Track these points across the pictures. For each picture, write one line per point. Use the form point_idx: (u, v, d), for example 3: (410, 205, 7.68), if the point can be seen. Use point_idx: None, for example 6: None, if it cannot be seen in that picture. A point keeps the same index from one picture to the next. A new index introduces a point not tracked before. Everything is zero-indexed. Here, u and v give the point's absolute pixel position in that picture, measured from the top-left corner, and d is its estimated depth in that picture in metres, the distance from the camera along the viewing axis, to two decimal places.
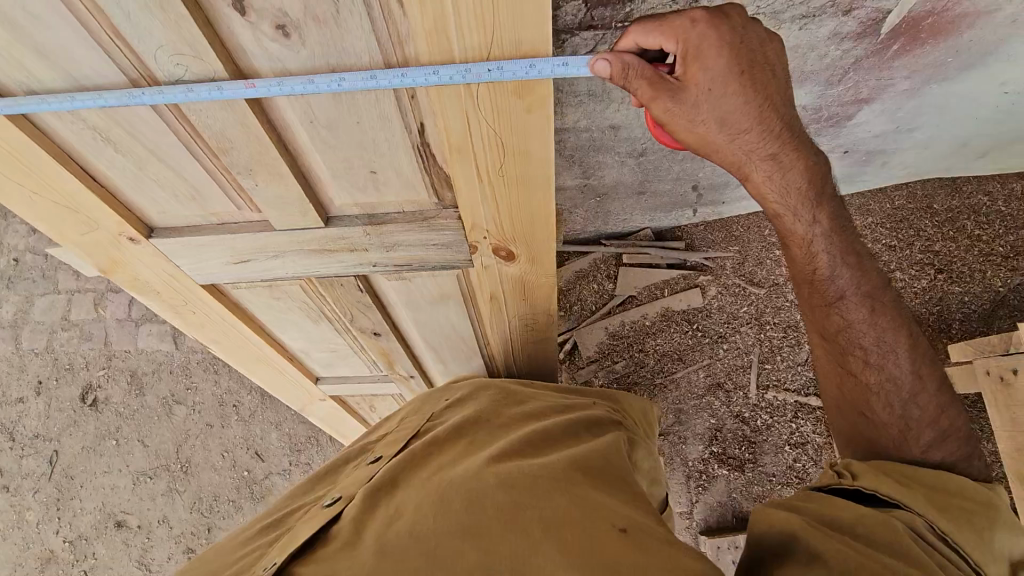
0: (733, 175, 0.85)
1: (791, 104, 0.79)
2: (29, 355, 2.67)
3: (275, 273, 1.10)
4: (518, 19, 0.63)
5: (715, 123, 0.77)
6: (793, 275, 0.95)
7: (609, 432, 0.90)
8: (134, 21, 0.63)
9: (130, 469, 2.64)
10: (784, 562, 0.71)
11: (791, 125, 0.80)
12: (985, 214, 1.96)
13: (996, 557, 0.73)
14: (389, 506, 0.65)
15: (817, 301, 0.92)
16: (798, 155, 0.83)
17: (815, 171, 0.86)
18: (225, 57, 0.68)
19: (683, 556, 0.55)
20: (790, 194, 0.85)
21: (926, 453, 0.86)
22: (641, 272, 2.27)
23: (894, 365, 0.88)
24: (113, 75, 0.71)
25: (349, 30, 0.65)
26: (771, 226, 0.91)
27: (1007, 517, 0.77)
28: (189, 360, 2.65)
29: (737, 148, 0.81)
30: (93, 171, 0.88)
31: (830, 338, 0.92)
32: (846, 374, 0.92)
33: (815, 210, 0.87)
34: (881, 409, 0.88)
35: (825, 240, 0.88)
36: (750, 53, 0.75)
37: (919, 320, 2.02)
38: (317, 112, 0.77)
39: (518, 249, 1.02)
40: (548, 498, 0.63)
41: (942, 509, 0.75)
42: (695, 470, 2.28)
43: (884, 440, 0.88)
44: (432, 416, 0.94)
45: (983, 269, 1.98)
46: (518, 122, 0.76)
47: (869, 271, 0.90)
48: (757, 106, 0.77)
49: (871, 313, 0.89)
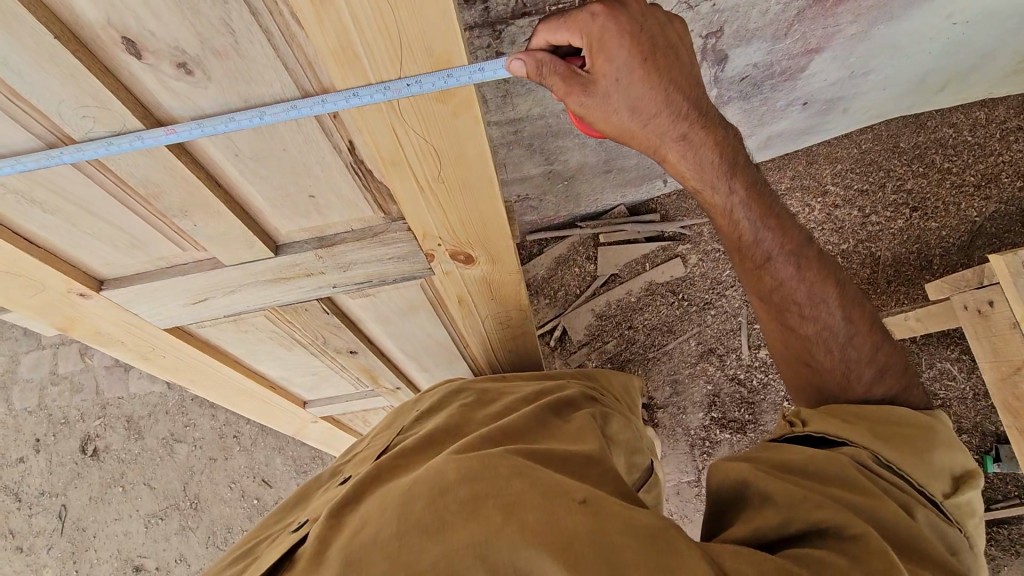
0: (652, 157, 0.89)
1: (696, 87, 0.83)
2: (23, 414, 2.64)
3: (236, 308, 1.09)
4: (424, 27, 0.60)
5: (627, 110, 0.80)
6: (724, 245, 0.99)
7: (578, 414, 0.90)
8: (29, 80, 0.62)
9: (141, 512, 2.65)
10: (744, 509, 0.75)
11: (698, 105, 0.84)
12: (952, 146, 1.90)
13: (938, 474, 0.78)
14: (355, 520, 0.65)
15: (750, 265, 0.97)
16: (707, 132, 0.86)
17: (725, 145, 0.89)
18: (132, 103, 0.67)
19: (643, 514, 0.58)
20: (705, 169, 0.89)
21: (870, 390, 0.93)
22: (620, 250, 2.21)
23: (827, 315, 0.95)
24: (25, 137, 0.70)
25: (254, 60, 0.64)
26: (695, 200, 0.96)
27: (942, 438, 0.83)
28: (185, 398, 2.64)
29: (651, 133, 0.85)
30: (30, 234, 0.87)
31: (767, 299, 0.99)
32: (787, 330, 0.99)
33: (730, 181, 0.91)
34: (822, 356, 0.96)
35: (744, 207, 0.93)
36: (651, 39, 0.76)
37: (899, 262, 2.04)
38: (241, 145, 0.76)
39: (478, 252, 0.99)
40: (507, 484, 0.62)
41: (884, 438, 0.80)
42: (698, 437, 2.32)
43: (831, 383, 0.96)
44: (405, 429, 0.94)
45: (958, 201, 1.95)
46: (448, 127, 0.74)
47: (790, 229, 0.95)
48: (663, 90, 0.80)
49: (799, 269, 0.95)
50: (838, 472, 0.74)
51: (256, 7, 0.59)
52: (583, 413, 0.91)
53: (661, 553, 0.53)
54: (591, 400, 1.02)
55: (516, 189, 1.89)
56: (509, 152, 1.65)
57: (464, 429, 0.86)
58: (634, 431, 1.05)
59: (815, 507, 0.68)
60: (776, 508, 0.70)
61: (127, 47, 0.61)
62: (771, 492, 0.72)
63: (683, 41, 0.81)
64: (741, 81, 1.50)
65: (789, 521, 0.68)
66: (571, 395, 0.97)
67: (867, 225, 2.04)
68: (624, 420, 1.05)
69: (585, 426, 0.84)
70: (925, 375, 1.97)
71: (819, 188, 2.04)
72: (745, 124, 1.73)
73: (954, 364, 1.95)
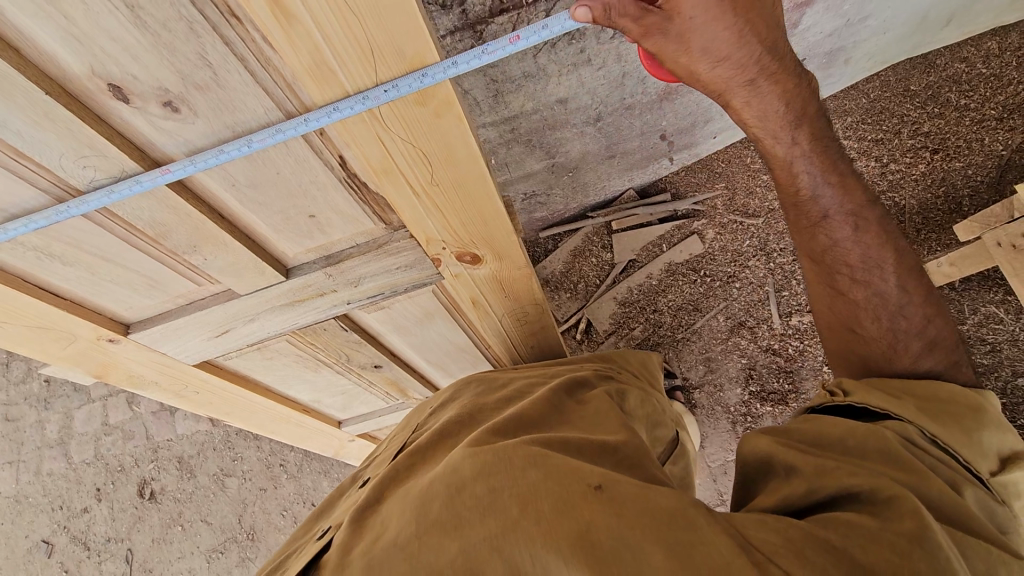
0: (717, 101, 0.92)
1: (770, 27, 0.84)
2: (82, 466, 2.77)
3: (257, 336, 1.11)
4: (386, 23, 0.59)
5: (699, 52, 0.83)
6: (782, 202, 1.00)
7: (594, 394, 0.90)
8: (27, 136, 0.65)
9: (202, 548, 2.72)
10: (769, 480, 0.74)
11: (771, 49, 0.86)
12: (966, 81, 1.81)
13: (987, 453, 0.76)
14: (375, 524, 0.66)
15: (804, 223, 0.98)
16: (775, 80, 0.88)
17: (794, 96, 0.90)
18: (129, 147, 0.70)
19: (660, 495, 0.58)
20: (768, 117, 0.91)
21: (917, 362, 0.91)
22: (634, 235, 2.20)
23: (881, 282, 0.94)
24: (35, 195, 0.73)
25: (234, 88, 0.65)
26: (757, 150, 0.97)
27: (992, 417, 0.80)
28: (229, 433, 2.72)
29: (718, 77, 0.87)
30: (53, 288, 0.91)
31: (818, 260, 0.99)
32: (836, 294, 0.98)
33: (794, 132, 0.92)
34: (869, 323, 0.95)
35: (806, 160, 0.93)
36: None
37: (925, 208, 1.88)
38: (236, 175, 0.78)
39: (482, 251, 0.99)
40: (523, 474, 0.62)
41: (929, 414, 0.78)
42: (740, 414, 2.20)
43: (876, 354, 0.94)
44: (421, 426, 0.95)
45: (981, 136, 1.81)
46: (431, 129, 0.74)
47: (854, 189, 0.95)
48: (738, 29, 0.82)
49: (856, 229, 0.94)
50: (884, 447, 0.70)
51: (228, 37, 0.60)
52: (596, 392, 0.91)
53: (678, 531, 0.53)
54: (606, 379, 1.01)
55: (520, 188, 1.89)
56: (508, 152, 1.65)
57: (478, 416, 0.87)
58: (653, 405, 1.05)
59: (846, 475, 0.66)
60: (803, 479, 0.69)
61: (114, 94, 0.64)
62: (799, 464, 0.71)
63: None
64: None
65: (816, 489, 0.66)
66: (583, 375, 0.96)
67: (887, 174, 1.91)
68: (642, 395, 1.04)
69: (600, 410, 0.83)
70: (969, 322, 1.88)
71: None
72: None
73: (1000, 307, 1.85)
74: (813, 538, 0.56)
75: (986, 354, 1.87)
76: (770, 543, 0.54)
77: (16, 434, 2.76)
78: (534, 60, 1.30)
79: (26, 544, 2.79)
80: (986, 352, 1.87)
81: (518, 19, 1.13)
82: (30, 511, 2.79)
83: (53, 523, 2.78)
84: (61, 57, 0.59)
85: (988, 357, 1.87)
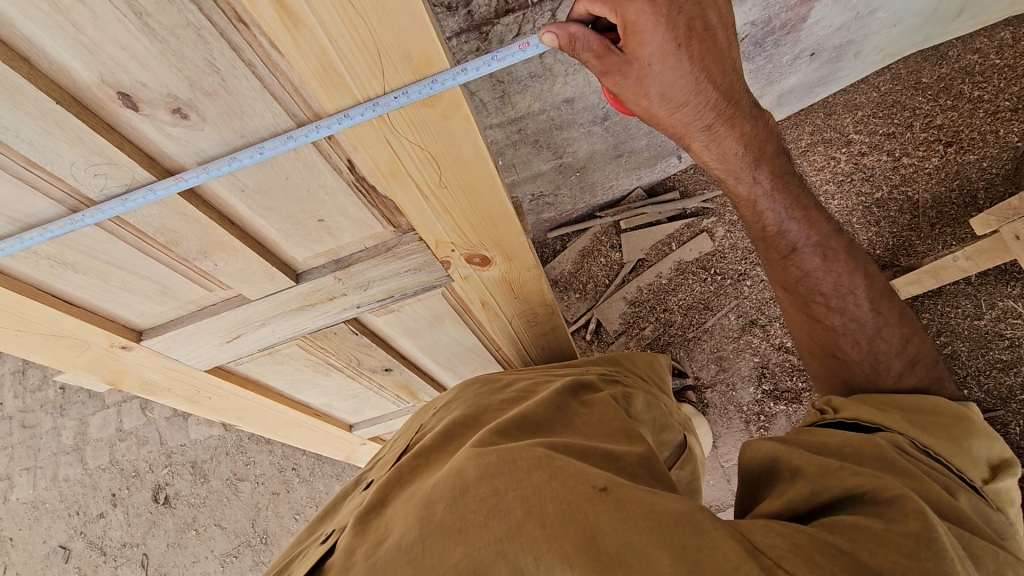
0: (677, 143, 0.91)
1: (732, 70, 0.82)
2: (98, 472, 2.79)
3: (268, 342, 1.12)
4: (395, 27, 0.59)
5: (657, 96, 0.82)
6: (752, 235, 1.00)
7: (598, 397, 0.89)
8: (39, 146, 0.65)
9: (217, 552, 2.73)
10: (774, 485, 0.73)
11: (728, 95, 0.83)
12: (980, 72, 1.76)
13: (978, 462, 0.75)
14: (379, 528, 0.66)
15: (775, 256, 0.98)
16: (734, 124, 0.86)
17: (753, 137, 0.88)
18: (140, 156, 0.70)
19: (667, 499, 0.57)
20: (729, 159, 0.90)
21: (900, 381, 0.90)
22: (643, 234, 2.19)
23: (855, 307, 0.94)
24: (51, 206, 0.74)
25: (242, 94, 0.65)
26: (721, 189, 0.97)
27: (979, 426, 0.80)
28: (242, 438, 2.74)
29: (677, 122, 0.85)
30: (67, 296, 0.92)
31: (792, 289, 0.99)
32: (813, 321, 0.98)
33: (755, 172, 0.91)
34: (848, 347, 0.95)
35: (769, 199, 0.92)
36: (688, 22, 0.76)
37: (940, 202, 1.85)
38: (245, 181, 0.78)
39: (492, 253, 0.99)
40: (528, 476, 0.62)
41: (917, 425, 0.77)
42: (753, 413, 2.19)
43: (858, 376, 0.94)
44: (425, 427, 0.95)
45: (996, 128, 1.77)
46: (439, 131, 0.73)
47: (819, 220, 0.95)
48: (694, 76, 0.79)
49: (825, 260, 0.94)
50: (875, 454, 0.70)
51: (235, 42, 0.60)
52: (601, 394, 0.90)
53: (684, 534, 0.52)
54: (612, 381, 1.00)
55: (528, 189, 1.88)
56: (515, 153, 1.65)
57: (482, 420, 0.86)
58: (661, 406, 1.05)
59: (850, 475, 0.65)
60: (808, 480, 0.68)
61: (124, 102, 0.64)
62: (803, 466, 0.70)
63: (722, 22, 0.79)
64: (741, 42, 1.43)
65: (819, 492, 0.65)
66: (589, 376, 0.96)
67: (899, 168, 1.89)
68: (648, 395, 1.03)
69: (609, 412, 0.83)
70: (987, 317, 1.84)
71: (841, 139, 1.93)
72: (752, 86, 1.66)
73: (1019, 300, 1.79)
74: (820, 541, 0.54)
75: (1005, 349, 1.83)
76: (776, 547, 0.53)
77: (33, 441, 2.80)
78: (539, 61, 1.29)
79: (44, 549, 2.82)
80: (1005, 348, 1.83)
81: (524, 19, 1.12)
82: (47, 517, 2.82)
83: (70, 528, 2.81)
84: (71, 66, 0.59)
85: (1007, 352, 1.83)
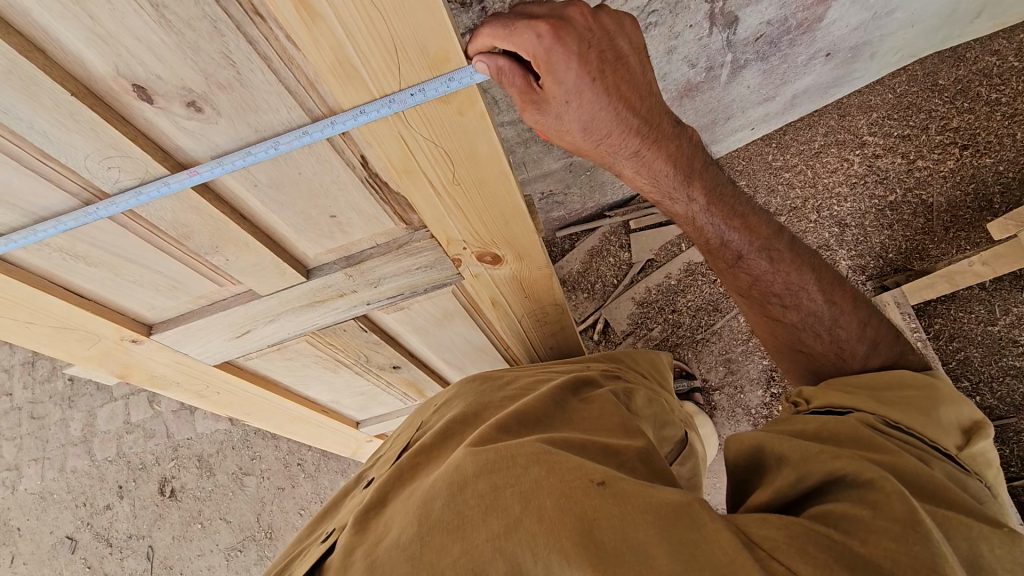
0: (609, 169, 0.89)
1: (648, 96, 0.78)
2: (105, 464, 2.81)
3: (275, 337, 1.12)
4: (410, 21, 0.58)
5: (579, 130, 0.80)
6: (698, 246, 0.98)
7: (599, 393, 0.87)
8: (53, 138, 0.65)
9: (222, 546, 2.73)
10: (761, 474, 0.72)
11: (648, 121, 0.80)
12: (999, 75, 1.73)
13: (952, 430, 0.73)
14: (379, 528, 0.66)
15: (723, 265, 0.96)
16: (659, 147, 0.83)
17: (681, 155, 0.85)
18: (153, 149, 0.70)
19: (664, 492, 0.56)
20: (660, 180, 0.87)
21: (867, 361, 0.90)
22: (652, 233, 2.20)
23: (810, 302, 0.91)
24: (64, 199, 0.74)
25: (257, 87, 0.65)
26: (659, 208, 0.95)
27: (945, 393, 0.78)
28: (248, 432, 2.74)
29: (604, 152, 0.84)
30: (79, 290, 0.92)
31: (748, 295, 0.96)
32: (773, 320, 0.96)
33: (688, 191, 0.88)
34: (812, 341, 0.94)
35: (706, 214, 0.90)
36: (600, 55, 0.72)
37: (954, 207, 1.82)
38: (257, 175, 0.77)
39: (504, 251, 0.98)
40: (525, 472, 0.61)
41: (887, 402, 0.76)
42: (761, 415, 2.15)
43: (825, 364, 0.94)
44: (426, 424, 0.95)
45: (1013, 131, 1.73)
46: (452, 128, 0.73)
47: (760, 224, 0.92)
48: (613, 107, 0.76)
49: (772, 262, 0.91)
50: (853, 436, 0.69)
51: (251, 35, 0.59)
52: (602, 390, 0.88)
53: (682, 528, 0.51)
54: (613, 378, 0.99)
55: (537, 187, 1.87)
56: (526, 151, 1.63)
57: (482, 415, 0.85)
58: (662, 404, 1.03)
59: (831, 457, 0.64)
60: (792, 467, 0.67)
61: (138, 94, 0.64)
62: (787, 453, 0.69)
63: (634, 49, 0.75)
64: (756, 42, 1.41)
65: (806, 479, 0.64)
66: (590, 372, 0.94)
67: (914, 171, 1.86)
68: (651, 393, 1.02)
69: (608, 408, 0.82)
70: (1001, 323, 1.81)
71: (855, 141, 1.91)
72: (766, 86, 1.64)
73: None
74: (815, 534, 0.53)
75: (1019, 355, 1.80)
76: (771, 539, 0.52)
77: (41, 433, 2.82)
78: None
79: (51, 539, 2.84)
80: (1018, 354, 1.80)
81: None
82: (55, 508, 2.84)
83: (77, 519, 2.83)
84: (86, 58, 0.59)
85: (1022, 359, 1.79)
